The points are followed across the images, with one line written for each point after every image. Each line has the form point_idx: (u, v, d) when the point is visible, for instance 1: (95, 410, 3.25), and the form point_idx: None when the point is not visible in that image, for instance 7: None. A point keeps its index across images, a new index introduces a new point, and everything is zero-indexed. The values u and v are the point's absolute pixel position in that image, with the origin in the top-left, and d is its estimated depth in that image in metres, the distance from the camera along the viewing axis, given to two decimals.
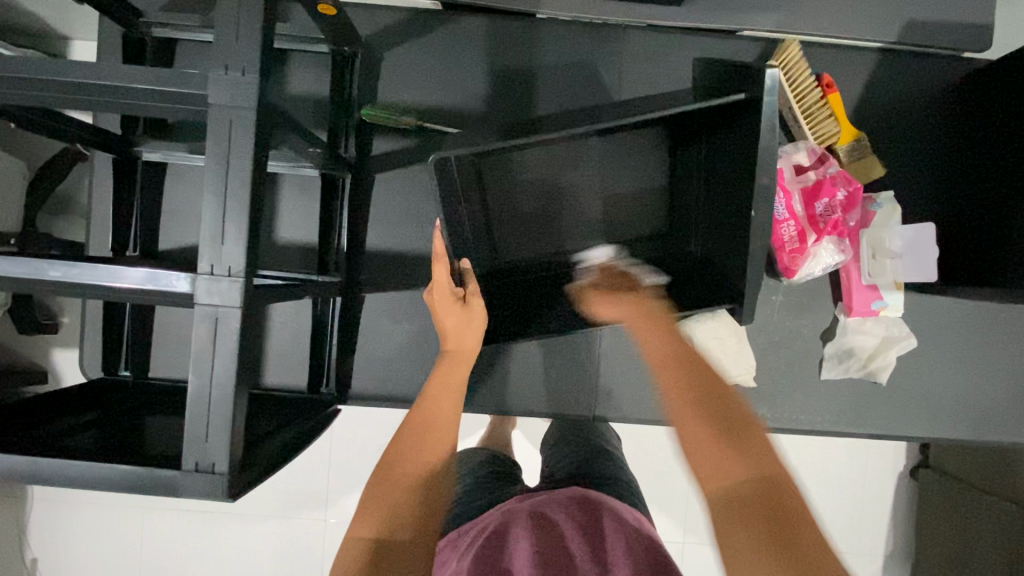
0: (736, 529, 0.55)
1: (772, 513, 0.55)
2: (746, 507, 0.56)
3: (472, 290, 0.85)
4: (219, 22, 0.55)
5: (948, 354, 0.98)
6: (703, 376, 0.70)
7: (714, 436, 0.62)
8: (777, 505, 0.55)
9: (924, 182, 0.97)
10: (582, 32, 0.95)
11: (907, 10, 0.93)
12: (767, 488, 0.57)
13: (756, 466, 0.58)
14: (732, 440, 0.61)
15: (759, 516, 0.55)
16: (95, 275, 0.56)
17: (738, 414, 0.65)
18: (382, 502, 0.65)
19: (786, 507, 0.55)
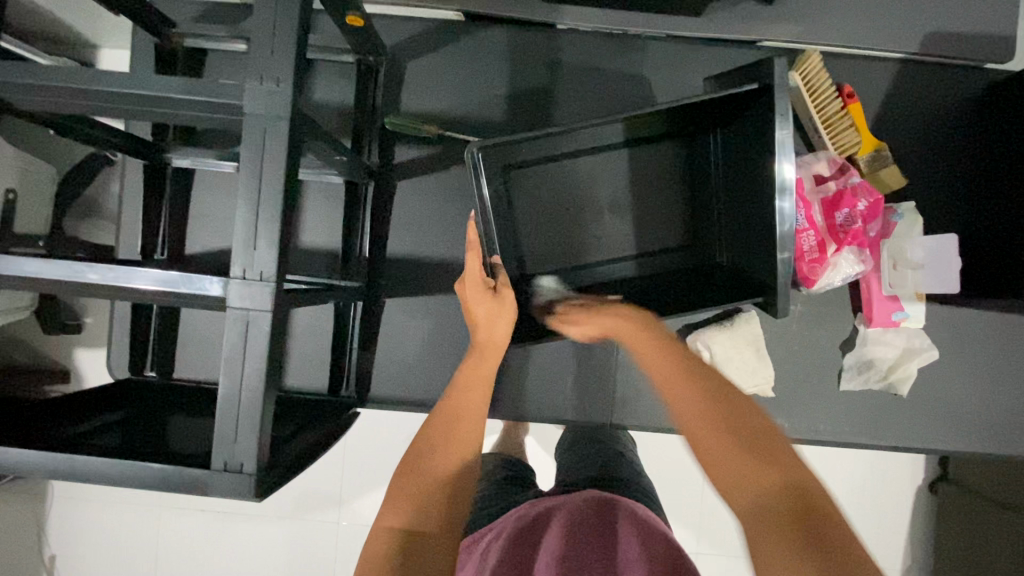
0: (775, 546, 0.51)
1: (810, 525, 0.51)
2: (783, 522, 0.52)
3: (504, 281, 0.81)
4: (257, 35, 0.57)
5: (971, 367, 0.96)
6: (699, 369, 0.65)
7: (732, 446, 0.57)
8: (811, 514, 0.52)
9: (943, 193, 0.96)
10: (603, 43, 0.96)
11: (928, 21, 0.93)
12: (800, 499, 0.53)
13: (783, 475, 0.55)
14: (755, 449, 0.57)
15: (796, 532, 0.51)
16: (131, 278, 0.58)
17: (753, 414, 0.61)
18: (412, 488, 0.65)
19: (824, 520, 0.52)
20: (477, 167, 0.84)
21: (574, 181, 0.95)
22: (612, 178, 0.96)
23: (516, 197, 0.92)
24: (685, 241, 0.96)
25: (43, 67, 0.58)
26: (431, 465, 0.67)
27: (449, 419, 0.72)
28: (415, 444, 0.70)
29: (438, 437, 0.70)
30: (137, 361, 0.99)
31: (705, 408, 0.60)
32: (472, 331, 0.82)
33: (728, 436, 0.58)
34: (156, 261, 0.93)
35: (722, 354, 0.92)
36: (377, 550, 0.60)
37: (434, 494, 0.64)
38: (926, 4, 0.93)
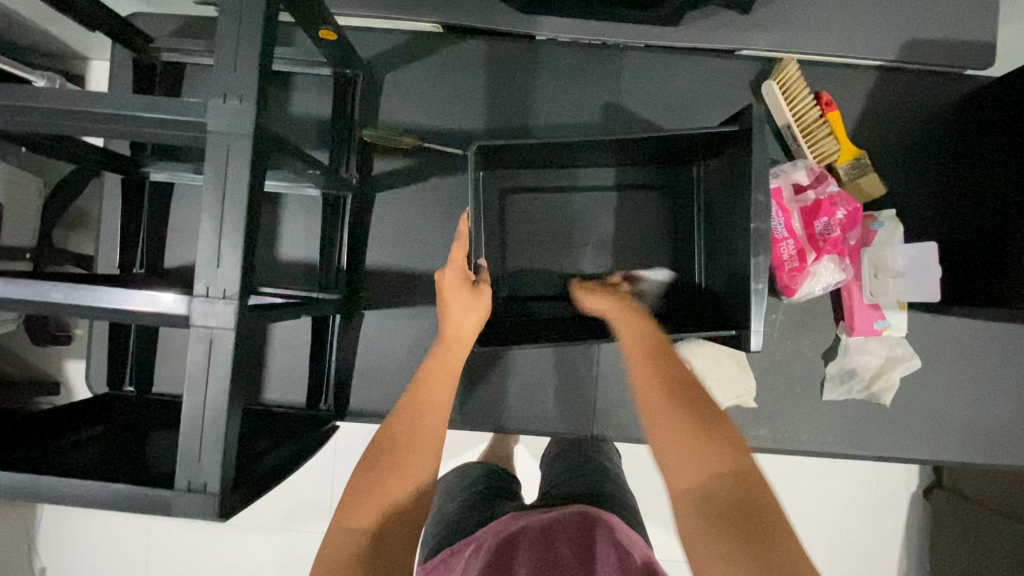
0: (712, 534, 0.56)
1: (745, 516, 0.56)
2: (721, 511, 0.57)
3: (483, 277, 0.85)
4: (220, 52, 0.56)
5: (955, 375, 0.96)
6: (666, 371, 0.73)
7: (684, 431, 0.64)
8: (749, 506, 0.57)
9: (923, 202, 0.96)
10: (581, 54, 0.96)
11: (906, 28, 0.93)
12: (740, 492, 0.58)
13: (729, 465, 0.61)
14: (708, 440, 0.63)
15: (732, 521, 0.56)
16: (93, 297, 0.57)
17: (710, 409, 0.67)
18: (375, 487, 0.65)
19: (759, 512, 0.56)
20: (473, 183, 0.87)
21: (563, 195, 0.96)
22: (599, 195, 0.96)
23: (505, 212, 0.96)
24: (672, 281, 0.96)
25: (6, 86, 0.58)
26: (390, 468, 0.67)
27: (409, 417, 0.73)
28: (375, 443, 0.70)
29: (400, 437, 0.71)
30: (117, 375, 0.99)
31: (670, 402, 0.68)
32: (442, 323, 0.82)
33: (684, 427, 0.65)
34: (135, 275, 0.92)
35: (701, 367, 0.92)
36: (340, 548, 0.60)
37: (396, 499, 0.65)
38: (904, 12, 0.93)
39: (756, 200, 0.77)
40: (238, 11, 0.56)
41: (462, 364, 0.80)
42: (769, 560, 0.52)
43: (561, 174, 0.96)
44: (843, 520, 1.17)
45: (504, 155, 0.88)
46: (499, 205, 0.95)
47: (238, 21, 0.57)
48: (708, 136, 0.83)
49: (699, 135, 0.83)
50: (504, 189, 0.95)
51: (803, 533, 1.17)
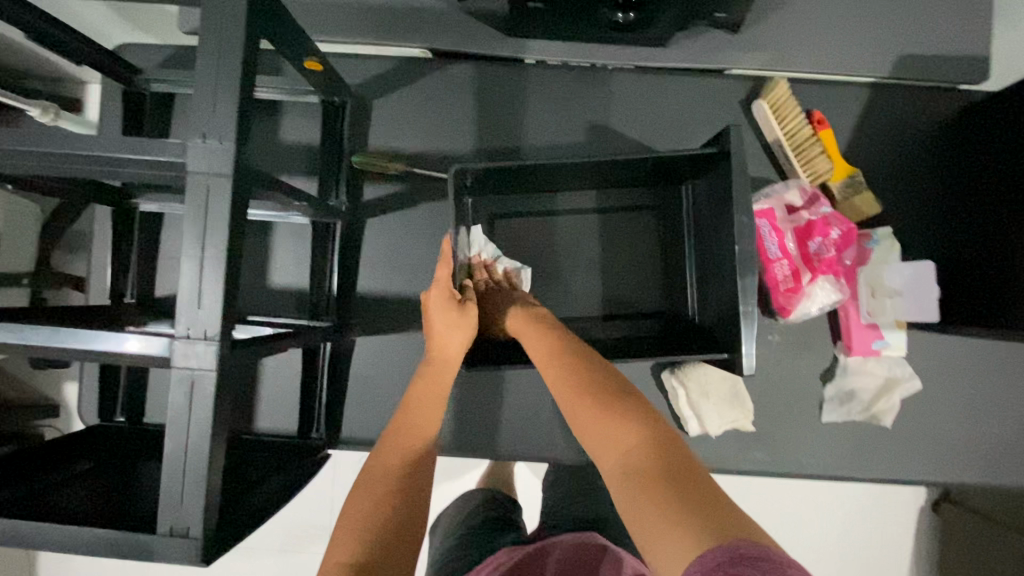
0: (641, 504, 0.51)
1: (668, 479, 0.52)
2: (645, 479, 0.53)
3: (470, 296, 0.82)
4: (198, 92, 0.56)
5: (957, 394, 0.94)
6: (575, 355, 0.70)
7: (597, 409, 0.62)
8: (669, 468, 0.53)
9: (918, 218, 0.95)
10: (569, 77, 0.96)
11: (897, 44, 0.92)
12: (662, 458, 0.55)
13: (645, 436, 0.58)
14: (620, 417, 0.60)
15: (658, 486, 0.52)
16: (72, 340, 0.57)
17: (623, 389, 0.65)
18: (363, 517, 0.61)
19: (681, 474, 0.52)
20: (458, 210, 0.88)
21: (552, 219, 0.96)
22: (588, 217, 0.96)
23: (495, 238, 0.96)
24: (664, 305, 0.95)
25: None
26: (385, 485, 0.65)
27: (401, 438, 0.71)
28: (366, 468, 0.68)
29: (391, 457, 0.69)
30: (109, 405, 0.98)
31: (580, 390, 0.65)
32: (429, 344, 0.82)
33: (594, 406, 0.62)
34: (125, 305, 0.92)
35: (697, 391, 0.91)
36: None
37: (388, 513, 0.61)
38: (895, 27, 0.92)
39: (743, 221, 0.78)
40: (215, 49, 0.56)
41: (447, 388, 0.79)
42: (696, 511, 0.48)
43: (547, 198, 0.96)
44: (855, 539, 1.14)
45: (493, 180, 0.88)
46: (489, 231, 0.95)
47: (216, 59, 0.56)
48: (693, 160, 0.84)
49: (684, 160, 0.84)
50: (493, 215, 0.96)
51: (810, 554, 1.14)
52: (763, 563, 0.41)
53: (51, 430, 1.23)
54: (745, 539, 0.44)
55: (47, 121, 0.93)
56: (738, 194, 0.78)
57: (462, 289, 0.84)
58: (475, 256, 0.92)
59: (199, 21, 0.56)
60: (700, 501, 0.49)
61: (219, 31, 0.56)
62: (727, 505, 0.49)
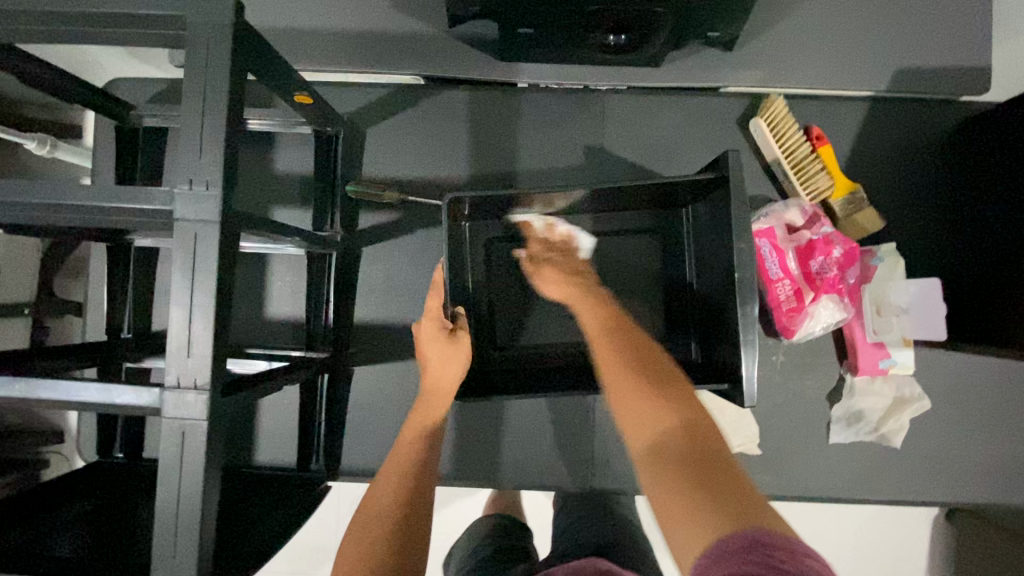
0: (664, 480, 0.52)
1: (694, 460, 0.52)
2: (671, 456, 0.53)
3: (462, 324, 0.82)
4: (183, 138, 0.55)
5: (966, 413, 0.92)
6: (621, 332, 0.72)
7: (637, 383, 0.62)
8: (700, 451, 0.53)
9: (923, 233, 0.93)
10: (564, 100, 0.95)
11: (896, 58, 0.90)
12: (691, 439, 0.55)
13: (678, 416, 0.58)
14: (659, 395, 0.60)
15: (684, 465, 0.52)
16: (59, 391, 0.56)
17: (664, 370, 0.65)
18: (356, 559, 0.57)
19: (708, 457, 0.53)
20: (452, 237, 0.87)
21: None
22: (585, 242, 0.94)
23: (492, 265, 0.94)
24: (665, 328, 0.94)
25: None
26: (380, 523, 0.61)
27: (398, 472, 0.69)
28: (362, 507, 0.64)
29: (387, 493, 0.66)
30: (108, 441, 0.98)
31: (620, 364, 0.66)
32: (422, 376, 0.81)
33: (633, 380, 0.63)
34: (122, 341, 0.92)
35: None
36: None
37: (384, 552, 0.58)
38: (894, 41, 0.90)
39: (740, 246, 0.76)
40: (200, 94, 0.55)
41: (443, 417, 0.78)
42: (716, 494, 0.48)
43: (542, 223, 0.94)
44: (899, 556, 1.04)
45: (489, 206, 0.87)
46: (484, 256, 0.93)
47: (201, 104, 0.56)
48: (689, 183, 0.82)
49: (680, 184, 0.82)
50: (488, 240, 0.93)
51: None
52: (776, 551, 0.41)
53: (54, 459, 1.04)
54: (762, 526, 0.44)
55: (45, 153, 0.91)
56: (736, 218, 0.76)
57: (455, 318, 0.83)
58: (529, 223, 0.92)
59: (184, 67, 0.55)
60: (723, 486, 0.49)
61: (204, 75, 0.55)
62: (749, 489, 0.49)
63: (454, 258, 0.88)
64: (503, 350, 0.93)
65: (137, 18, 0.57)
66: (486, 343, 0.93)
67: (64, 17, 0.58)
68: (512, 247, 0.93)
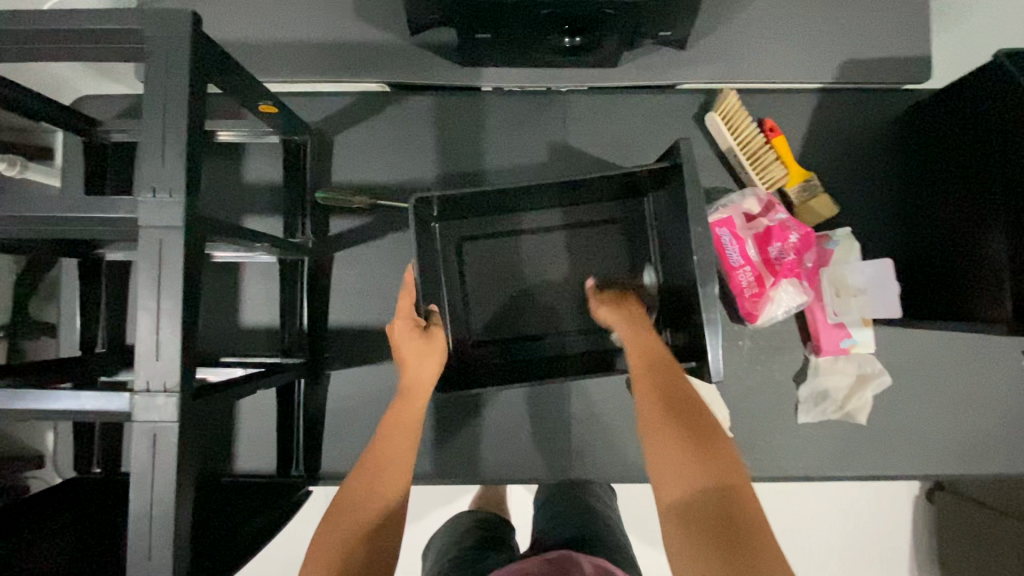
0: (695, 548, 0.52)
1: (728, 535, 0.51)
2: (707, 527, 0.52)
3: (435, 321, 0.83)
4: (145, 149, 0.57)
5: (926, 389, 0.96)
6: (661, 371, 0.69)
7: (675, 436, 0.60)
8: (737, 525, 0.52)
9: (875, 218, 0.97)
10: (526, 101, 0.98)
11: (841, 50, 0.95)
12: (728, 508, 0.53)
13: (716, 477, 0.56)
14: (701, 454, 0.58)
15: (719, 541, 0.51)
16: (28, 399, 0.57)
17: (703, 419, 0.62)
18: (324, 551, 0.58)
19: (743, 530, 0.51)
20: (423, 238, 0.89)
21: (518, 242, 0.97)
22: (554, 240, 0.97)
23: (465, 265, 0.96)
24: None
25: None
26: (352, 518, 0.62)
27: (372, 469, 0.67)
28: (333, 501, 0.64)
29: (359, 488, 0.65)
30: (85, 458, 0.98)
31: (662, 410, 0.63)
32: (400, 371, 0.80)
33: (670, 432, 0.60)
34: (97, 355, 0.92)
35: None
36: None
37: (351, 551, 0.59)
38: (837, 34, 0.95)
39: (698, 234, 0.79)
40: (161, 105, 0.57)
41: (421, 413, 0.76)
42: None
43: (509, 221, 0.96)
44: (883, 535, 1.04)
45: (457, 206, 0.89)
46: (456, 256, 0.95)
47: (163, 114, 0.57)
48: (650, 173, 0.85)
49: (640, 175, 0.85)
50: (460, 241, 0.95)
51: None
52: None
53: (36, 481, 1.01)
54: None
55: (15, 173, 0.93)
56: (694, 206, 0.79)
57: (428, 315, 0.85)
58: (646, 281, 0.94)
59: (144, 79, 0.57)
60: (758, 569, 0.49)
61: (164, 87, 0.57)
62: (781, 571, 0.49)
63: (425, 258, 0.90)
64: (478, 347, 0.95)
65: (96, 34, 0.59)
66: (461, 341, 0.95)
67: (25, 36, 0.59)
68: (484, 247, 0.96)
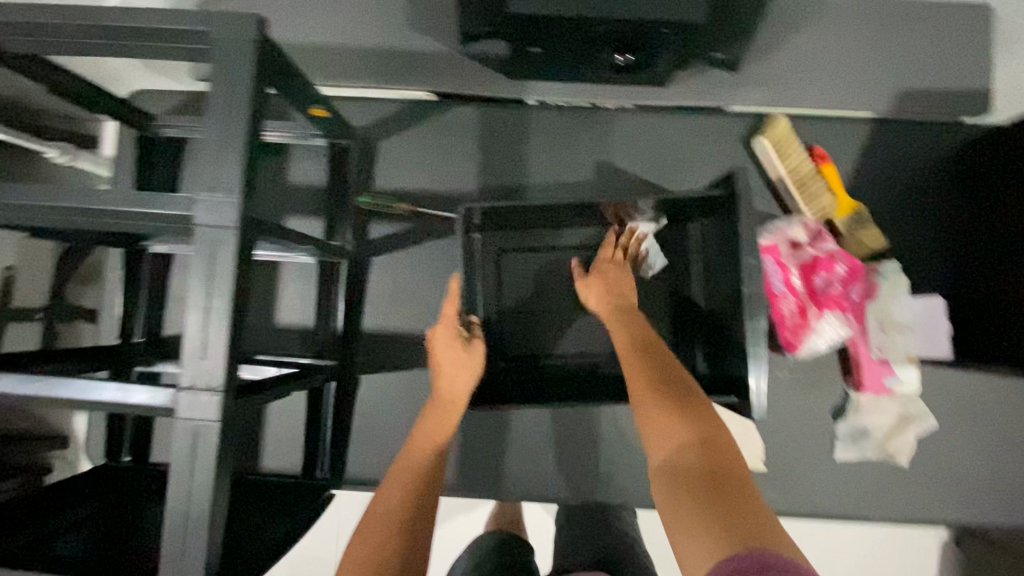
0: (685, 504, 0.52)
1: (719, 489, 0.52)
2: (692, 479, 0.54)
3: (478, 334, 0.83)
4: (205, 150, 0.57)
5: (970, 433, 0.92)
6: (650, 345, 0.72)
7: (661, 398, 0.63)
8: (720, 475, 0.54)
9: (925, 253, 0.94)
10: (571, 117, 0.97)
11: (897, 80, 0.92)
12: (712, 461, 0.56)
13: (704, 441, 0.58)
14: (683, 413, 0.61)
15: (703, 488, 0.53)
16: (71, 388, 0.57)
17: (687, 386, 0.65)
18: (361, 553, 0.57)
19: (732, 485, 0.53)
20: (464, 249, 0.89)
21: (555, 257, 0.96)
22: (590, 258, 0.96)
23: (501, 276, 0.95)
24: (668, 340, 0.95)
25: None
26: (388, 523, 0.60)
27: (404, 474, 0.67)
28: (368, 509, 0.63)
29: (393, 495, 0.64)
30: (116, 445, 0.99)
31: (649, 377, 0.66)
32: (433, 383, 0.80)
33: (656, 394, 0.63)
34: (135, 346, 0.94)
35: None
36: None
37: (389, 555, 0.57)
38: (894, 64, 0.92)
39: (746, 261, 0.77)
40: (224, 106, 0.58)
41: (455, 424, 0.77)
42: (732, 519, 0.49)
43: (548, 235, 0.96)
44: None
45: (498, 217, 0.89)
46: (493, 268, 0.95)
47: (224, 115, 0.58)
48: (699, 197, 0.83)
49: (687, 197, 0.84)
50: (497, 253, 0.95)
51: None
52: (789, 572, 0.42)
53: (61, 464, 1.03)
54: (777, 553, 0.45)
55: (65, 161, 0.94)
56: (743, 232, 0.77)
57: (469, 327, 0.85)
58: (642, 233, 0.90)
59: (210, 79, 0.58)
60: (741, 511, 0.50)
61: (227, 89, 0.58)
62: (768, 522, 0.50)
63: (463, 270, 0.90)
64: (510, 360, 0.94)
65: (164, 34, 0.60)
66: (492, 353, 0.94)
67: (96, 32, 0.61)
68: (521, 260, 0.95)
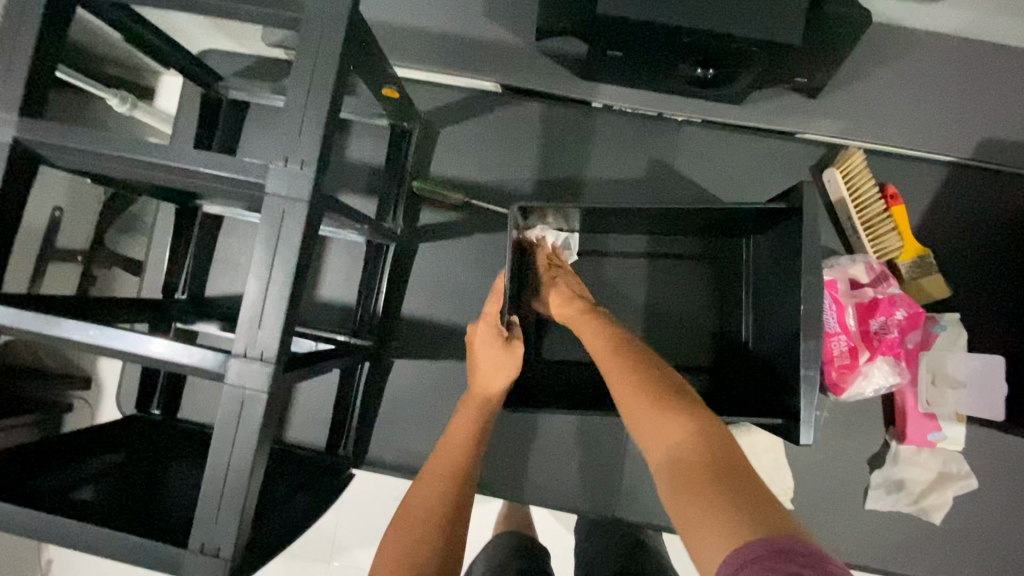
0: (683, 499, 0.49)
1: (715, 473, 0.49)
2: (687, 472, 0.50)
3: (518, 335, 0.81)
4: (284, 118, 0.57)
5: (1012, 499, 0.89)
6: (625, 340, 0.69)
7: (639, 393, 0.59)
8: (716, 460, 0.50)
9: (988, 308, 0.91)
10: (636, 125, 0.95)
11: (984, 126, 0.89)
12: (705, 448, 0.51)
13: (693, 428, 0.53)
14: (663, 403, 0.57)
15: (701, 480, 0.49)
16: (119, 340, 0.56)
17: (666, 376, 0.61)
18: (398, 550, 0.58)
19: (730, 471, 0.49)
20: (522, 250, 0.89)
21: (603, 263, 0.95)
22: (638, 270, 0.95)
23: None
24: (709, 364, 0.93)
25: (68, 128, 0.58)
26: (424, 524, 0.60)
27: (439, 472, 0.67)
28: (403, 507, 0.63)
29: (428, 491, 0.64)
30: (146, 396, 1.00)
31: (625, 373, 0.63)
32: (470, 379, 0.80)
33: (635, 389, 0.60)
34: (178, 301, 0.95)
35: None
36: None
37: (427, 552, 0.57)
38: (985, 109, 0.88)
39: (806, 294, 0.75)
40: (307, 77, 0.57)
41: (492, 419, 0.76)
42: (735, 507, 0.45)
43: (600, 240, 0.95)
44: None
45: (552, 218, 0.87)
46: None
47: (307, 86, 0.57)
48: (763, 215, 0.80)
49: (750, 214, 0.81)
50: None
51: None
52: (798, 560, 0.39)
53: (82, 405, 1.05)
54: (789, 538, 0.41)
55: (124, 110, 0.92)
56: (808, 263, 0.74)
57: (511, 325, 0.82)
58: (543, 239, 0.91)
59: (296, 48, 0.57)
60: (743, 497, 0.46)
61: (313, 59, 0.57)
62: (769, 494, 0.47)
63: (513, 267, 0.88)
64: (547, 361, 0.94)
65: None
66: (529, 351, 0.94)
67: None
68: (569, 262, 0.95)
